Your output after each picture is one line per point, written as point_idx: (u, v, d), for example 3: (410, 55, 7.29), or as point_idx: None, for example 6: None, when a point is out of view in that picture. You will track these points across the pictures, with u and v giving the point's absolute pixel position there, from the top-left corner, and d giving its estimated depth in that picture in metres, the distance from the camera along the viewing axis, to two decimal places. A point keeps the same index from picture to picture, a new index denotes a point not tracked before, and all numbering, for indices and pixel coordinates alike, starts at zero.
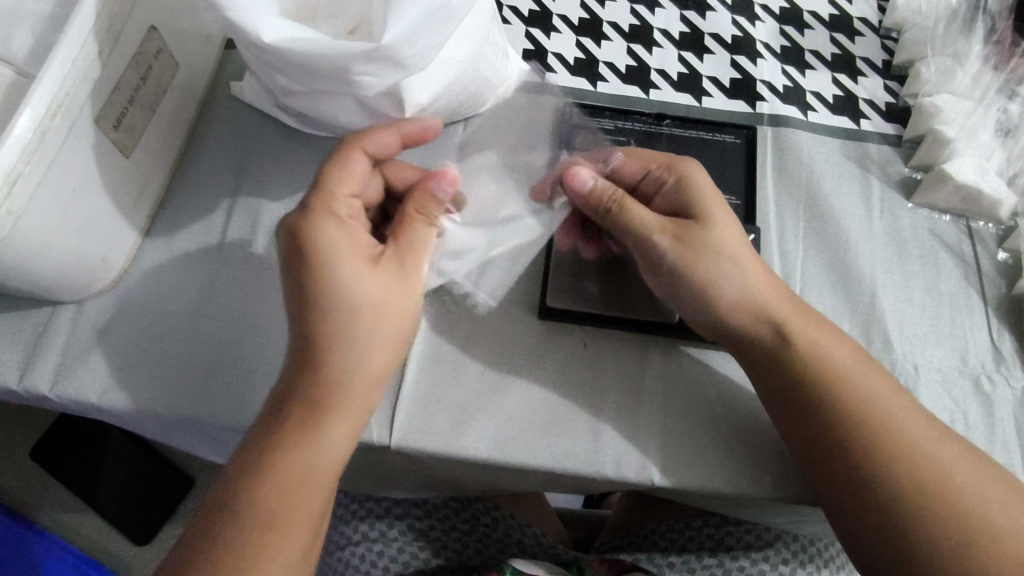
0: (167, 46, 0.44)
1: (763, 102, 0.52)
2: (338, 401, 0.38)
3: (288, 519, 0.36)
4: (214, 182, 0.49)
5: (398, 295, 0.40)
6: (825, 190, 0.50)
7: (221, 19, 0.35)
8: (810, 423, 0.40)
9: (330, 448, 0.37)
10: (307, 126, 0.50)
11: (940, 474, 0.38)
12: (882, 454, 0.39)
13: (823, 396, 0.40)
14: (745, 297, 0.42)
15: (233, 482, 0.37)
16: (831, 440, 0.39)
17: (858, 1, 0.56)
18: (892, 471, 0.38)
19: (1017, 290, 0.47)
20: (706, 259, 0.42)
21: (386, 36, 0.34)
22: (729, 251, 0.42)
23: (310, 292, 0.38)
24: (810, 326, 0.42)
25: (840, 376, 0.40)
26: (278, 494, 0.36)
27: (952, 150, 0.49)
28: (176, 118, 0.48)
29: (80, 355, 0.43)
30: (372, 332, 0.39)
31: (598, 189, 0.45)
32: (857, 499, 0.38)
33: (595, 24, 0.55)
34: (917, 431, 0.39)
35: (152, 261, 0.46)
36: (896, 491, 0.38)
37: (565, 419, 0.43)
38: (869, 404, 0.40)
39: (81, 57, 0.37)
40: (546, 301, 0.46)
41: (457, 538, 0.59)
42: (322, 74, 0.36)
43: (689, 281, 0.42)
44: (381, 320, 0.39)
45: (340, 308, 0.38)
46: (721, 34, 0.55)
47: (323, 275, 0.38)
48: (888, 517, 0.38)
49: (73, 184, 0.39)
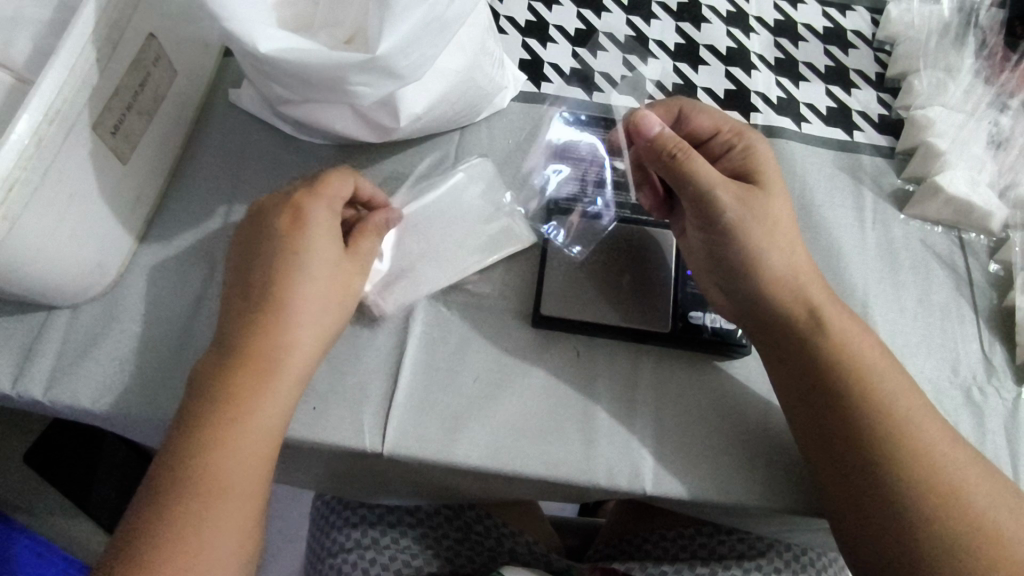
0: (165, 53, 0.44)
1: (757, 113, 0.53)
2: (272, 378, 0.38)
3: (210, 511, 0.36)
4: (210, 189, 0.49)
5: (353, 281, 0.42)
6: (819, 200, 0.50)
7: (217, 29, 0.35)
8: (836, 403, 0.40)
9: (260, 430, 0.38)
10: (304, 133, 0.50)
11: (951, 474, 0.38)
12: (897, 449, 0.38)
13: (849, 385, 0.40)
14: (790, 275, 0.43)
15: (162, 468, 0.37)
16: (850, 428, 0.39)
17: (852, 14, 0.57)
18: (906, 467, 0.38)
19: (1007, 301, 0.48)
20: (761, 230, 0.43)
21: (381, 46, 0.34)
22: (781, 229, 0.43)
23: (272, 262, 0.40)
24: (841, 313, 0.42)
25: (868, 367, 0.41)
26: (204, 488, 0.36)
27: (944, 162, 0.49)
28: (173, 124, 0.48)
29: (74, 360, 0.43)
30: (315, 317, 0.40)
31: (665, 137, 0.44)
32: (871, 492, 0.38)
33: (591, 35, 0.55)
34: (933, 429, 0.39)
35: (148, 266, 0.47)
36: (908, 486, 0.38)
37: (558, 427, 0.43)
38: (894, 397, 0.40)
39: (80, 63, 0.37)
40: (539, 309, 0.46)
41: (449, 545, 0.59)
42: (317, 84, 0.37)
43: (738, 250, 0.43)
44: (327, 298, 0.41)
45: (290, 281, 0.40)
46: (716, 46, 0.55)
47: (295, 243, 0.40)
48: (896, 512, 0.38)
49: (70, 189, 0.39)
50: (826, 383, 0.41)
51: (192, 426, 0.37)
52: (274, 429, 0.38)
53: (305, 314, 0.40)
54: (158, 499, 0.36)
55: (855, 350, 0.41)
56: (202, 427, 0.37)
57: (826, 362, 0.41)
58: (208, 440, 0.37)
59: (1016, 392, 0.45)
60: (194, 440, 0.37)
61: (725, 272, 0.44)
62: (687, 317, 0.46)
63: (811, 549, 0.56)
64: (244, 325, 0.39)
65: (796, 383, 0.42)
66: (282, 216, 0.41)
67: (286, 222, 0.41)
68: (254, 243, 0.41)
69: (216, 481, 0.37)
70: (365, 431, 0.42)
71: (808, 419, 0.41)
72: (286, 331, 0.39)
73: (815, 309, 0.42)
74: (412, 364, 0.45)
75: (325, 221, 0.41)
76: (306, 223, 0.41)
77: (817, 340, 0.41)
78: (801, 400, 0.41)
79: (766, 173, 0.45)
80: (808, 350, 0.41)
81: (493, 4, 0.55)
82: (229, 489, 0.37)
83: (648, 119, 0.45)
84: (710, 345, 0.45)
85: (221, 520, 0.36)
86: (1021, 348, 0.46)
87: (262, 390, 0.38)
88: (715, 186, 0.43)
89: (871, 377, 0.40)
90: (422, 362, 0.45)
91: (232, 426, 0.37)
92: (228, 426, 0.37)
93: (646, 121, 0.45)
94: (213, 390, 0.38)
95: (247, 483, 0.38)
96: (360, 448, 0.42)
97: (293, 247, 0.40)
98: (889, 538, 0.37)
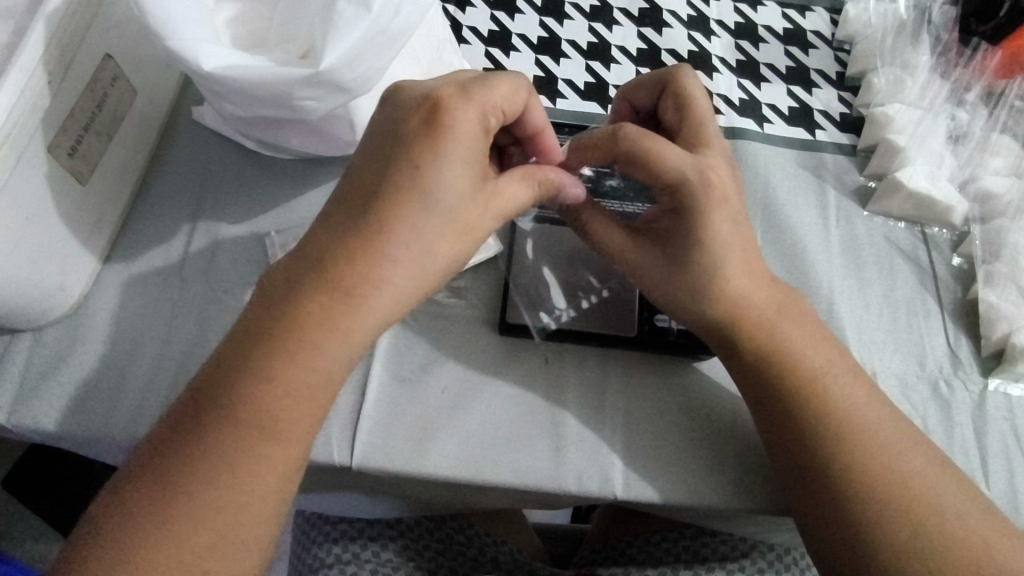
0: (124, 72, 0.45)
1: (719, 115, 0.53)
2: (344, 318, 0.35)
3: (246, 476, 0.33)
4: (175, 206, 0.49)
5: (483, 215, 0.38)
6: (781, 200, 0.50)
7: (161, 49, 0.35)
8: (789, 414, 0.40)
9: (307, 386, 0.34)
10: (269, 149, 0.50)
11: (900, 481, 0.38)
12: (847, 456, 0.38)
13: (795, 394, 0.40)
14: (732, 307, 0.41)
15: (193, 424, 0.33)
16: (802, 438, 0.39)
17: (811, 15, 0.58)
18: (858, 473, 0.38)
19: (971, 294, 0.48)
20: (685, 277, 0.41)
21: (326, 61, 0.35)
22: (718, 269, 0.41)
23: (386, 171, 0.36)
24: (795, 323, 0.42)
25: (815, 376, 0.40)
26: (264, 434, 0.34)
27: (905, 158, 0.50)
28: (135, 144, 0.48)
29: (36, 385, 0.43)
30: (417, 248, 0.36)
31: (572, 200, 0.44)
32: (818, 496, 0.38)
33: (554, 42, 0.55)
34: (887, 438, 0.39)
35: (112, 286, 0.46)
36: (854, 489, 0.38)
37: (527, 434, 0.43)
38: (843, 405, 0.40)
39: (30, 85, 0.37)
40: (505, 318, 0.46)
41: (431, 557, 0.59)
42: (267, 103, 0.37)
43: (662, 295, 0.42)
44: (439, 228, 0.36)
45: (411, 203, 0.35)
46: (677, 50, 0.56)
47: (427, 148, 0.36)
48: (841, 517, 0.38)
49: (26, 212, 0.39)
50: (777, 395, 0.40)
51: (248, 373, 0.34)
52: (323, 383, 0.35)
53: (403, 245, 0.35)
54: (191, 449, 0.33)
55: (804, 360, 0.41)
56: (262, 380, 0.34)
57: (778, 375, 0.41)
58: (261, 399, 0.34)
59: (983, 383, 0.45)
60: (234, 397, 0.34)
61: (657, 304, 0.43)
62: (653, 320, 0.46)
63: (795, 547, 0.56)
64: (329, 242, 0.35)
65: (749, 393, 0.42)
66: (412, 115, 0.37)
67: (414, 128, 0.36)
68: (396, 141, 0.36)
69: (250, 446, 0.33)
70: (333, 444, 0.42)
71: (766, 428, 0.41)
72: (374, 262, 0.35)
73: (761, 331, 0.41)
74: (379, 375, 0.45)
75: (472, 123, 0.37)
76: (447, 120, 0.36)
77: (758, 357, 0.41)
78: (756, 410, 0.41)
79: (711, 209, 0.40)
80: (753, 365, 0.41)
81: (455, 15, 0.56)
82: (270, 453, 0.34)
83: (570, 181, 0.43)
84: (678, 347, 0.45)
85: (266, 472, 0.34)
86: (985, 340, 0.46)
87: (333, 333, 0.35)
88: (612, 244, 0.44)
89: (819, 387, 0.40)
90: (390, 373, 0.45)
91: (284, 390, 0.34)
92: (295, 366, 0.34)
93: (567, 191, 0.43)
94: (274, 339, 0.34)
95: (290, 446, 0.34)
96: (329, 463, 0.41)
97: (427, 154, 0.36)
98: (835, 543, 0.38)
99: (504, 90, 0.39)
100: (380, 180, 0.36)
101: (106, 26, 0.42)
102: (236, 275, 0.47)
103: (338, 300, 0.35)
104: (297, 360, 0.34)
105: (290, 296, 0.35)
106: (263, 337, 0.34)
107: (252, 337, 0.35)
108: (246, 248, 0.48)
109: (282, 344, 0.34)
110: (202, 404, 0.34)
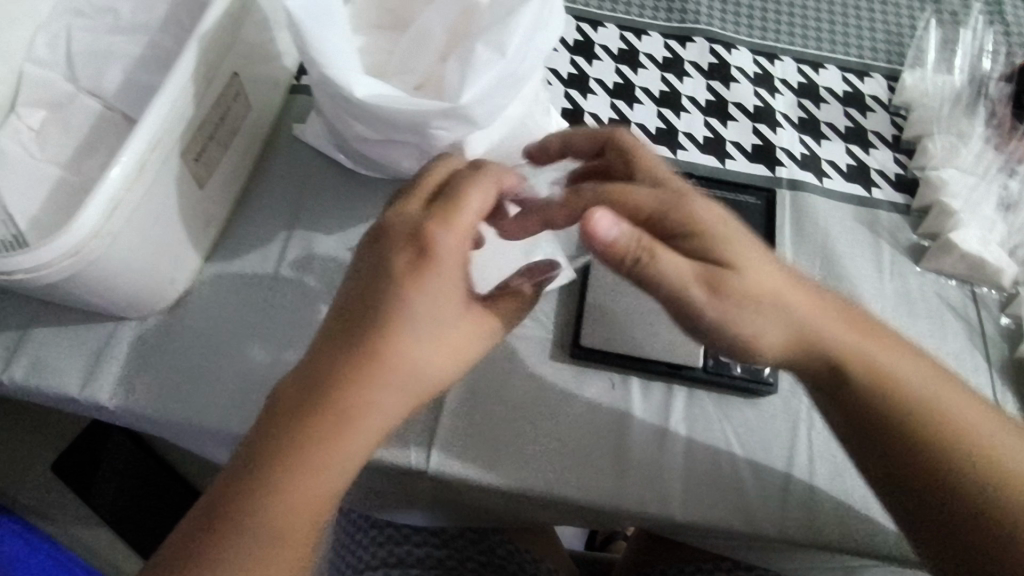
0: (245, 90, 0.49)
1: (781, 167, 0.57)
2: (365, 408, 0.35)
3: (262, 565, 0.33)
4: (273, 215, 0.53)
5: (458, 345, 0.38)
6: (840, 250, 0.53)
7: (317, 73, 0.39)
8: (863, 407, 0.39)
9: (314, 502, 0.34)
10: (364, 166, 0.54)
11: (960, 422, 0.39)
12: (965, 469, 0.38)
13: (899, 414, 0.39)
14: (790, 337, 0.39)
15: (229, 514, 0.33)
16: (913, 457, 0.39)
17: (870, 80, 0.62)
18: (982, 483, 0.38)
19: (1018, 353, 0.50)
20: (745, 315, 0.38)
21: (464, 98, 0.38)
22: (771, 299, 0.39)
23: (384, 302, 0.36)
24: (875, 347, 0.40)
25: (909, 394, 0.39)
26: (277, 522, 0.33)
27: (958, 220, 0.53)
28: (244, 154, 0.52)
29: (139, 371, 0.47)
30: (410, 386, 0.36)
31: (623, 240, 0.37)
32: (911, 473, 0.39)
33: (629, 88, 0.60)
34: (1001, 438, 0.39)
35: (212, 283, 0.50)
36: (982, 502, 0.37)
37: (591, 452, 0.46)
38: (944, 414, 0.39)
39: (181, 98, 0.41)
40: (580, 340, 0.48)
41: (473, 568, 0.61)
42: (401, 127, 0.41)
43: (732, 336, 0.39)
44: (439, 364, 0.37)
45: (399, 329, 0.36)
46: (744, 104, 0.60)
47: (421, 281, 0.36)
48: (974, 539, 0.37)
49: (158, 211, 0.42)
50: (841, 383, 0.39)
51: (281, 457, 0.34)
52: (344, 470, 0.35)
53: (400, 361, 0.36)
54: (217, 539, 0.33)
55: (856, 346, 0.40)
56: (263, 513, 0.33)
57: (869, 393, 0.39)
58: (268, 535, 0.33)
59: None
60: (258, 481, 0.34)
61: (724, 352, 0.41)
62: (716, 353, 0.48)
63: None
64: (320, 382, 0.35)
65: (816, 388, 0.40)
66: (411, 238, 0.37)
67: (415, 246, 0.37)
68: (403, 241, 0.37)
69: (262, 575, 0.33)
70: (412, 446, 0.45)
71: (844, 415, 0.40)
72: (372, 387, 0.35)
73: (854, 365, 0.39)
74: (456, 386, 0.48)
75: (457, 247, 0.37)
76: (433, 250, 0.36)
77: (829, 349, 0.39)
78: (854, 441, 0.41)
79: (729, 246, 0.39)
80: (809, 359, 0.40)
81: None
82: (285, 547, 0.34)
83: (601, 221, 0.36)
84: (737, 382, 0.48)
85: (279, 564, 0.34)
86: None
87: (333, 469, 0.34)
88: (683, 280, 0.38)
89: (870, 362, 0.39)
90: (465, 385, 0.48)
91: (299, 512, 0.34)
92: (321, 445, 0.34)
93: (594, 222, 0.36)
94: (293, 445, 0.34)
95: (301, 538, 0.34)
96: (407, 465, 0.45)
97: (418, 286, 0.36)
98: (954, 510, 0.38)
99: (475, 202, 0.38)
100: (369, 310, 0.36)
101: (240, 48, 0.46)
102: (327, 281, 0.50)
103: (332, 431, 0.34)
104: (312, 487, 0.34)
105: (280, 422, 0.34)
106: (259, 463, 0.34)
107: (244, 478, 0.34)
108: (338, 258, 0.51)
109: (286, 464, 0.34)
110: (208, 517, 0.34)
